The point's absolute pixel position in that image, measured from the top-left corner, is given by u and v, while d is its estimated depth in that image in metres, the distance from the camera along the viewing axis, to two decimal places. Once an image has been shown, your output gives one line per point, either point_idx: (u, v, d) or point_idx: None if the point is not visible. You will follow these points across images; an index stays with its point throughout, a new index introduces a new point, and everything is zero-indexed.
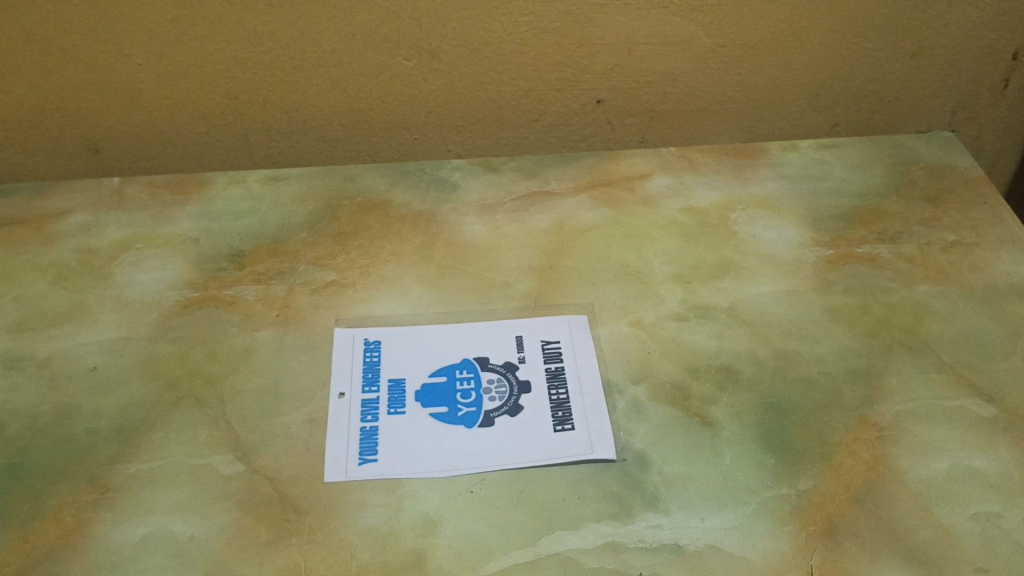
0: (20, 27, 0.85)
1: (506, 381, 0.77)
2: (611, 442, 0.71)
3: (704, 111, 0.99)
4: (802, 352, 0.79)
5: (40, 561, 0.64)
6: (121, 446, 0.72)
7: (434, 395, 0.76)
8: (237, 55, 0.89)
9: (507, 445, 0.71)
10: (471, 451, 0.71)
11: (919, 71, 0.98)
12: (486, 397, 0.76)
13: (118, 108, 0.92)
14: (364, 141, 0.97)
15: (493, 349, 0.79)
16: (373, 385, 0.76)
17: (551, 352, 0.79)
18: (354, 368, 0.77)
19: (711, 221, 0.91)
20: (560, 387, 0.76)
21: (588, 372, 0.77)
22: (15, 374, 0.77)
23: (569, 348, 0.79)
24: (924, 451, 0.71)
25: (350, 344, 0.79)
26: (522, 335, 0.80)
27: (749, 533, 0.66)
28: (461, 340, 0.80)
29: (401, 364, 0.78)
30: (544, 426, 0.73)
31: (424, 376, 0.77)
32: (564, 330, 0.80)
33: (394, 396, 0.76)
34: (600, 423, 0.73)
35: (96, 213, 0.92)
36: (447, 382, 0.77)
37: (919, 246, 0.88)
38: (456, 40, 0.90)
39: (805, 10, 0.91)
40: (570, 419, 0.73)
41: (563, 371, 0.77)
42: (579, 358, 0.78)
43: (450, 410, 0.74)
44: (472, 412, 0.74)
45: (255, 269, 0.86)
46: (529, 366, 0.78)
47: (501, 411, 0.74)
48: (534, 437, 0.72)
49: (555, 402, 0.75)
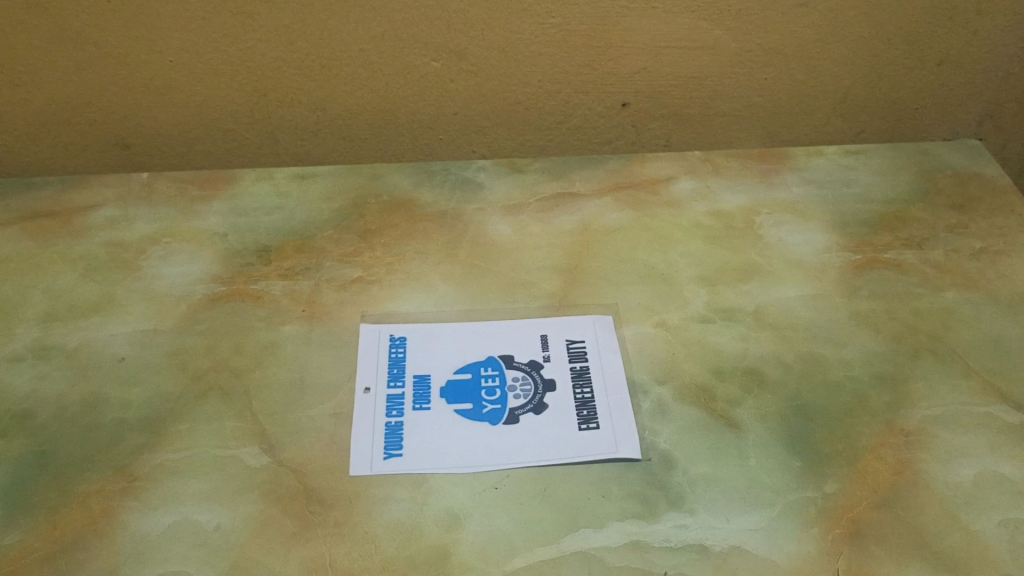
0: (54, 23, 0.86)
1: (530, 379, 0.77)
2: (636, 441, 0.71)
3: (730, 116, 0.99)
4: (828, 356, 0.78)
5: (67, 547, 0.65)
6: (148, 435, 0.72)
7: (459, 391, 0.76)
8: (266, 53, 0.90)
9: (531, 443, 0.72)
10: (495, 448, 0.71)
11: (946, 79, 0.98)
12: (511, 395, 0.76)
13: (148, 104, 0.93)
14: (390, 140, 0.98)
15: (517, 347, 0.79)
16: (398, 381, 0.77)
17: (575, 352, 0.79)
18: (380, 363, 0.78)
19: (737, 224, 0.91)
20: (584, 386, 0.76)
21: (613, 372, 0.77)
22: (44, 363, 0.78)
23: (594, 348, 0.79)
24: (950, 456, 0.71)
25: (376, 340, 0.80)
26: (546, 333, 0.80)
27: (775, 535, 0.65)
28: (486, 338, 0.80)
29: (425, 361, 0.78)
30: (568, 424, 0.73)
31: (448, 372, 0.77)
32: (589, 330, 0.81)
33: (419, 391, 0.76)
34: (624, 423, 0.73)
35: (125, 207, 0.93)
36: (472, 379, 0.77)
37: (946, 253, 0.88)
38: (484, 42, 0.90)
39: (833, 16, 0.91)
40: (595, 418, 0.73)
41: (588, 371, 0.77)
42: (604, 357, 0.78)
43: (475, 406, 0.75)
44: (497, 409, 0.75)
45: (282, 265, 0.87)
46: (554, 365, 0.78)
47: (525, 409, 0.75)
48: (558, 435, 0.72)
49: (580, 400, 0.75)
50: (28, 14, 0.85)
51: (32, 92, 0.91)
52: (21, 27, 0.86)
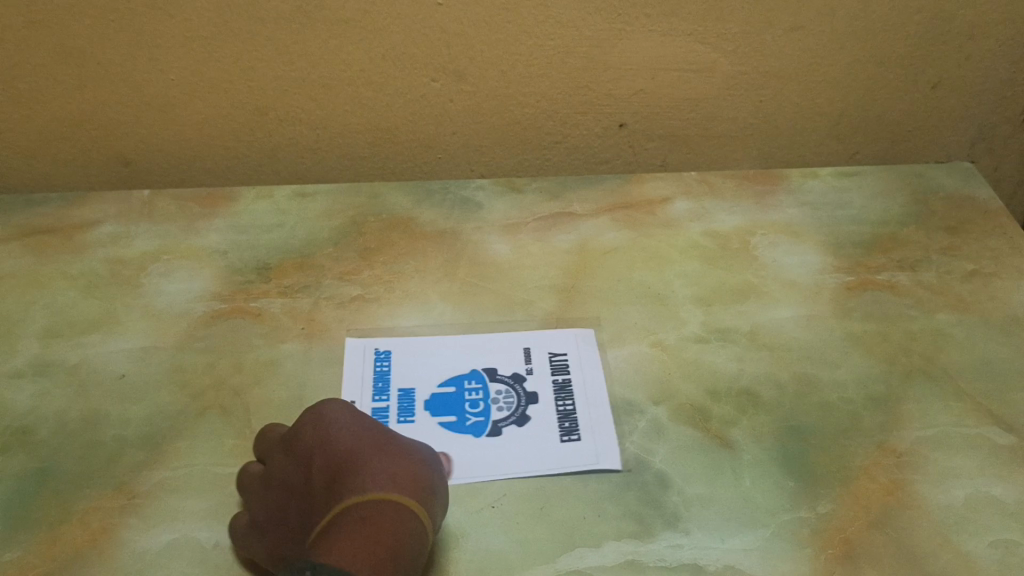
0: (57, 42, 0.87)
1: (513, 393, 0.78)
2: (615, 454, 0.73)
3: (725, 137, 1.00)
4: (822, 376, 0.79)
5: (66, 564, 0.65)
6: (148, 452, 0.73)
7: (443, 406, 0.77)
8: (268, 72, 0.90)
9: (514, 454, 0.73)
10: (479, 458, 0.73)
11: (939, 102, 0.99)
12: (495, 407, 0.77)
13: (149, 121, 0.94)
14: (390, 158, 0.99)
15: (500, 359, 0.80)
16: (383, 394, 0.78)
17: (557, 365, 0.80)
18: (365, 377, 0.79)
19: (732, 245, 0.92)
20: (566, 399, 0.78)
21: (593, 384, 0.78)
22: (45, 380, 0.79)
23: (575, 360, 0.81)
24: (943, 477, 0.72)
25: (361, 353, 0.81)
26: (530, 345, 0.82)
27: (770, 555, 0.66)
28: (469, 349, 0.81)
29: (411, 373, 0.79)
30: (551, 437, 0.74)
31: (433, 384, 0.79)
32: (572, 343, 0.82)
33: (404, 405, 0.77)
34: (605, 436, 0.74)
35: (126, 224, 0.94)
36: (456, 393, 0.78)
37: (939, 275, 0.89)
38: (483, 63, 0.91)
39: (829, 39, 0.92)
40: (576, 430, 0.75)
41: (570, 383, 0.79)
42: (585, 370, 0.80)
43: (459, 419, 0.76)
44: (480, 422, 0.76)
45: (281, 283, 0.87)
46: (537, 378, 0.79)
47: (508, 422, 0.76)
48: (540, 447, 0.73)
49: (562, 413, 0.77)
50: (29, 32, 0.86)
51: (34, 109, 0.92)
52: (24, 46, 0.87)
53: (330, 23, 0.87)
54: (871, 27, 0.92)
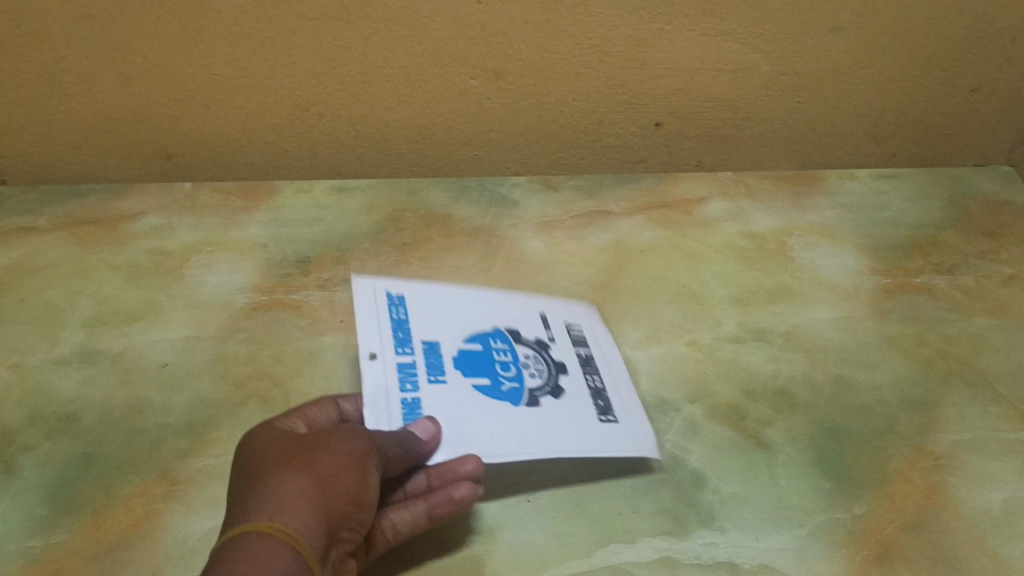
0: (104, 35, 0.88)
1: (542, 359, 0.78)
2: (653, 443, 0.73)
3: (763, 140, 1.00)
4: (859, 379, 0.79)
5: (112, 547, 0.66)
6: (190, 440, 0.74)
7: (473, 364, 0.75)
8: (311, 69, 0.91)
9: (555, 429, 0.71)
10: (526, 432, 0.70)
11: (978, 105, 0.99)
12: (527, 373, 0.76)
13: (198, 115, 0.95)
14: (426, 156, 0.99)
15: (522, 324, 0.81)
16: (406, 346, 0.74)
17: (577, 338, 0.81)
18: (381, 326, 0.76)
19: (769, 246, 0.93)
20: (594, 374, 0.78)
21: (615, 364, 0.80)
22: (90, 367, 0.81)
23: (595, 337, 0.82)
24: (980, 481, 0.72)
25: (373, 297, 0.79)
26: (546, 313, 0.83)
27: (805, 555, 0.66)
28: (490, 312, 0.81)
29: (436, 328, 0.77)
30: (588, 413, 0.73)
31: (457, 342, 0.77)
32: (585, 314, 0.84)
33: (431, 361, 0.74)
34: (640, 421, 0.74)
35: (169, 216, 0.95)
36: (483, 351, 0.76)
37: (977, 279, 0.89)
38: (523, 61, 0.91)
39: (869, 40, 0.92)
40: (612, 412, 0.74)
41: (592, 359, 0.80)
42: (602, 346, 0.81)
43: (493, 382, 0.74)
44: (516, 389, 0.74)
45: (321, 276, 0.89)
46: (561, 347, 0.80)
47: (544, 391, 0.74)
48: (580, 423, 0.72)
49: (594, 390, 0.76)
50: (79, 26, 0.87)
51: (80, 103, 0.93)
52: (71, 41, 0.88)
53: (371, 21, 0.88)
54: (911, 28, 0.91)
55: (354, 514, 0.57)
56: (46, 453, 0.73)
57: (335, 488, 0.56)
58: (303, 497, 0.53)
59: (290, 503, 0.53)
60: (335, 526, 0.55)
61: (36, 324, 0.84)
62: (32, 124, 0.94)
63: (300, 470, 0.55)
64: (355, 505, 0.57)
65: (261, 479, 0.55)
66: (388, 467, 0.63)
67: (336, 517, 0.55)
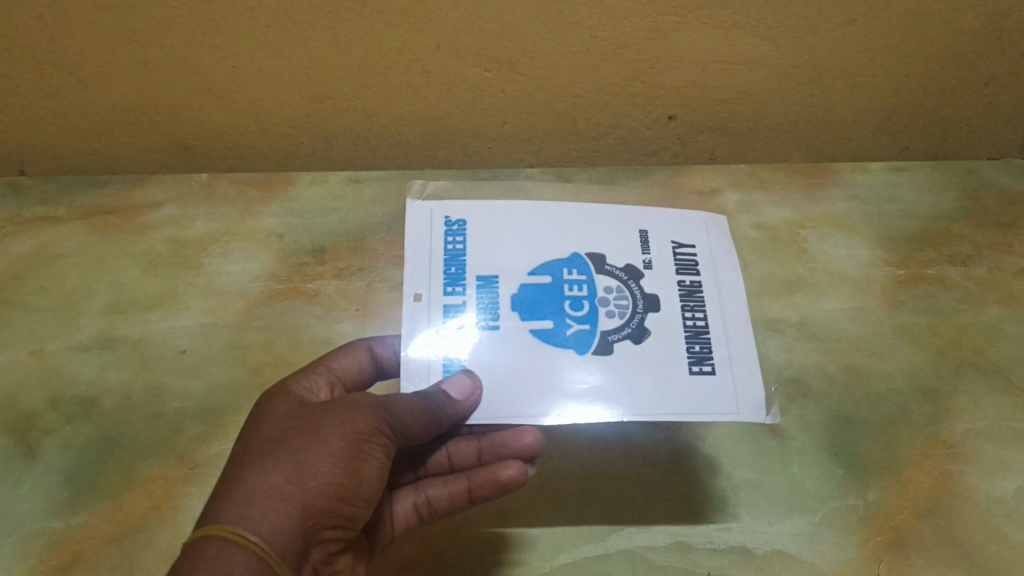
0: (111, 32, 0.83)
1: (626, 291, 0.67)
2: (755, 405, 0.63)
3: (778, 132, 0.99)
4: (872, 368, 0.79)
5: (133, 528, 0.69)
6: (209, 424, 0.76)
7: (539, 303, 0.65)
8: (326, 61, 0.86)
9: (628, 386, 0.62)
10: (586, 395, 0.62)
11: (994, 98, 0.95)
12: (604, 311, 0.65)
13: (202, 106, 0.92)
14: (438, 148, 0.99)
15: (611, 247, 0.69)
16: (457, 284, 0.66)
17: (684, 260, 0.69)
18: (434, 258, 0.67)
19: (782, 237, 0.93)
20: (696, 310, 0.66)
21: (733, 298, 0.67)
22: (110, 353, 0.82)
23: (706, 259, 0.69)
24: (993, 470, 0.72)
25: (429, 221, 0.68)
26: (647, 230, 0.70)
27: (816, 540, 0.67)
28: (570, 229, 0.70)
29: (498, 257, 0.68)
30: (677, 363, 0.63)
31: (522, 274, 0.67)
32: (701, 233, 0.71)
33: (486, 302, 0.65)
34: (744, 372, 0.63)
35: (186, 206, 0.96)
36: (554, 283, 0.66)
37: (990, 271, 0.89)
38: (536, 53, 0.87)
39: (894, 34, 0.87)
40: (709, 360, 0.64)
41: (700, 288, 0.67)
42: (717, 267, 0.69)
43: (557, 326, 0.64)
44: (585, 333, 0.64)
45: (337, 265, 0.90)
46: (657, 275, 0.68)
47: (621, 335, 0.64)
48: (663, 377, 0.63)
49: (691, 331, 0.65)
50: (84, 24, 0.82)
51: (88, 98, 0.90)
52: (70, 41, 0.84)
53: (375, 15, 0.82)
54: (936, 19, 0.86)
55: (339, 510, 0.55)
56: (68, 437, 0.75)
57: (315, 485, 0.54)
58: (273, 499, 0.53)
59: (257, 508, 0.52)
60: (311, 528, 0.54)
61: (57, 314, 0.86)
62: (37, 122, 0.92)
63: (280, 462, 0.54)
64: (341, 500, 0.55)
65: (236, 476, 0.54)
66: (408, 436, 0.60)
67: (316, 509, 0.54)
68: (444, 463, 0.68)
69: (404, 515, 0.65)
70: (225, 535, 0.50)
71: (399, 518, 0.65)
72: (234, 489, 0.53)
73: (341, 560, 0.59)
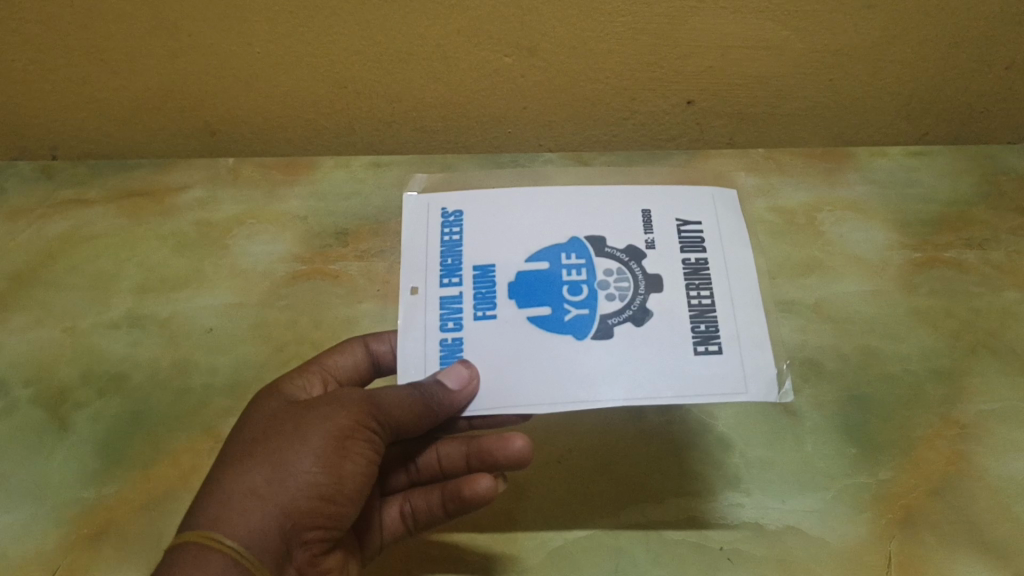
0: (142, 19, 0.85)
1: (627, 273, 0.68)
2: (766, 381, 0.62)
3: (795, 117, 0.99)
4: (885, 349, 0.80)
5: (161, 496, 0.72)
6: (234, 399, 0.78)
7: (536, 291, 0.67)
8: (348, 47, 0.88)
9: (629, 367, 0.63)
10: (585, 376, 0.63)
11: (1014, 82, 0.94)
12: (604, 294, 0.66)
13: (229, 90, 0.93)
14: (459, 133, 1.00)
15: (612, 231, 0.70)
16: (454, 275, 0.68)
17: (690, 238, 0.70)
18: (430, 253, 0.69)
19: (798, 221, 0.94)
20: (702, 289, 0.67)
21: (740, 273, 0.68)
22: (139, 330, 0.85)
23: (713, 237, 0.70)
24: (1006, 449, 0.72)
25: (426, 216, 0.71)
26: (650, 210, 0.72)
27: (828, 516, 0.68)
28: (574, 215, 0.72)
29: (498, 246, 0.69)
30: (682, 343, 0.64)
31: (520, 262, 0.68)
32: (709, 210, 0.72)
33: (482, 291, 0.67)
34: (753, 351, 0.63)
35: (212, 189, 0.99)
36: (551, 270, 0.68)
37: (1008, 254, 0.89)
38: (556, 39, 0.87)
39: (917, 18, 0.87)
40: (716, 339, 0.64)
41: (706, 266, 0.68)
42: (724, 243, 0.69)
43: (556, 311, 0.66)
44: (584, 316, 0.65)
45: (359, 247, 0.92)
46: (659, 256, 0.69)
47: (621, 318, 0.65)
48: (666, 358, 0.63)
49: (697, 311, 0.65)
50: (112, 11, 0.84)
51: (116, 85, 0.92)
52: (98, 28, 0.86)
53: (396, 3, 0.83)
54: (958, 2, 0.85)
55: (321, 511, 0.56)
56: (99, 411, 0.78)
57: (294, 486, 0.55)
58: (251, 500, 0.54)
59: (233, 512, 0.54)
60: (291, 528, 0.55)
61: (89, 291, 0.89)
62: (69, 107, 0.95)
63: (259, 463, 0.56)
64: (322, 499, 0.56)
65: (217, 480, 0.56)
66: (402, 428, 0.60)
67: (295, 510, 0.55)
68: (435, 466, 0.69)
69: (392, 523, 0.66)
70: (201, 540, 0.52)
71: (387, 527, 0.66)
72: (214, 492, 0.55)
73: (330, 559, 0.60)
